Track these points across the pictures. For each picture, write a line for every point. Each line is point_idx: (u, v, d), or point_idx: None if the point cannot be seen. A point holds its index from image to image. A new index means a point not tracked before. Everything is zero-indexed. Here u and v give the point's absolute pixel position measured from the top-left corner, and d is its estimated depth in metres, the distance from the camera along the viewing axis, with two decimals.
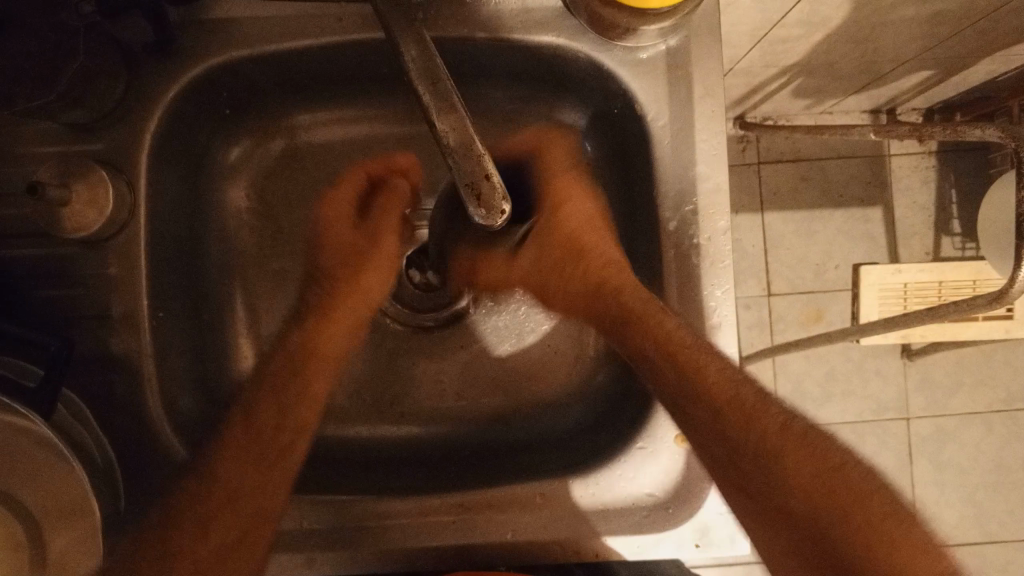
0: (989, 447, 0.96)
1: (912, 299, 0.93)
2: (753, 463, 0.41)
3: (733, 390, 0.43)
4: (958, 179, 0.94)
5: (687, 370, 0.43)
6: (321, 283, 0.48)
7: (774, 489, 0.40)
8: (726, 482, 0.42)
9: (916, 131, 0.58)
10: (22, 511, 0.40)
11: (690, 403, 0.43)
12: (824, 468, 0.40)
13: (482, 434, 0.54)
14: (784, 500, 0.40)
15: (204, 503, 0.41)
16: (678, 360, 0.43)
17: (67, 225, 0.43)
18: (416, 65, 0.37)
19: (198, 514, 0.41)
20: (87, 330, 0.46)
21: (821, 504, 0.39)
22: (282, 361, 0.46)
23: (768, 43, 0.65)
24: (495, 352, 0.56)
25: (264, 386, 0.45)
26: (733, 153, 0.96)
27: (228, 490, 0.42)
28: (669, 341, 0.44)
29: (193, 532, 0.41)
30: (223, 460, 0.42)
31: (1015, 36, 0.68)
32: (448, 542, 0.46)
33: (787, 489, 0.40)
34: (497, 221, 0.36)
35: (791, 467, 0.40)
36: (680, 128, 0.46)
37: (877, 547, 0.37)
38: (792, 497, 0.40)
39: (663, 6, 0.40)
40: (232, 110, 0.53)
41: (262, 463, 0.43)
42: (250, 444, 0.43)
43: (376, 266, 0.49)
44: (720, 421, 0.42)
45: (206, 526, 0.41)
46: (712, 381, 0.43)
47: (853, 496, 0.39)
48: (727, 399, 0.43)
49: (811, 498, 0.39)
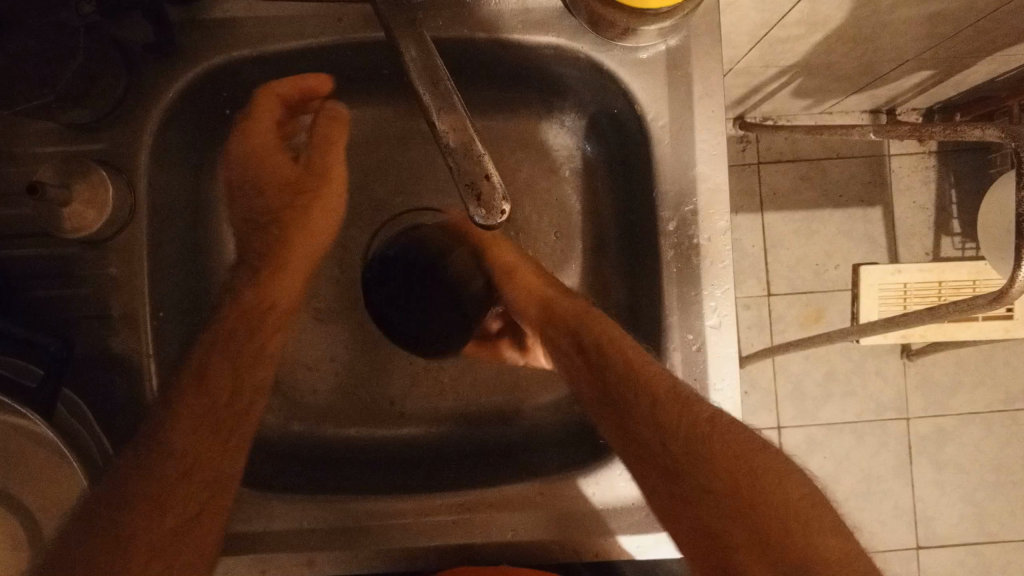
0: (989, 447, 0.96)
1: (912, 299, 0.93)
2: (683, 450, 0.42)
3: (674, 387, 0.43)
4: (958, 179, 0.95)
5: (629, 370, 0.44)
6: (267, 229, 0.50)
7: (698, 469, 0.41)
8: (661, 477, 0.42)
9: (916, 131, 0.58)
10: (22, 511, 0.41)
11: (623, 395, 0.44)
12: (747, 452, 0.42)
13: (481, 434, 0.54)
14: (708, 482, 0.41)
15: (161, 478, 0.42)
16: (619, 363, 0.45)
17: (67, 225, 0.43)
18: (416, 65, 0.37)
19: (160, 497, 0.42)
20: (87, 330, 0.46)
21: (743, 483, 0.40)
22: (233, 324, 0.47)
23: (768, 43, 0.65)
24: (496, 352, 0.56)
25: (215, 349, 0.46)
26: (733, 153, 0.96)
27: (184, 464, 0.43)
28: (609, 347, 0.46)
29: (150, 508, 0.41)
30: (180, 428, 0.43)
31: (1015, 36, 0.68)
32: (448, 541, 0.46)
33: (712, 473, 0.41)
34: (498, 220, 0.35)
35: (716, 451, 0.41)
36: (680, 128, 0.46)
37: (795, 523, 0.39)
38: (714, 479, 0.41)
39: (663, 7, 0.40)
40: (233, 111, 0.53)
41: (222, 427, 0.45)
42: (203, 413, 0.44)
43: (323, 207, 0.51)
44: (657, 410, 0.43)
45: (162, 501, 0.42)
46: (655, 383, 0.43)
47: (768, 478, 0.41)
48: (666, 390, 0.43)
49: (733, 479, 0.40)
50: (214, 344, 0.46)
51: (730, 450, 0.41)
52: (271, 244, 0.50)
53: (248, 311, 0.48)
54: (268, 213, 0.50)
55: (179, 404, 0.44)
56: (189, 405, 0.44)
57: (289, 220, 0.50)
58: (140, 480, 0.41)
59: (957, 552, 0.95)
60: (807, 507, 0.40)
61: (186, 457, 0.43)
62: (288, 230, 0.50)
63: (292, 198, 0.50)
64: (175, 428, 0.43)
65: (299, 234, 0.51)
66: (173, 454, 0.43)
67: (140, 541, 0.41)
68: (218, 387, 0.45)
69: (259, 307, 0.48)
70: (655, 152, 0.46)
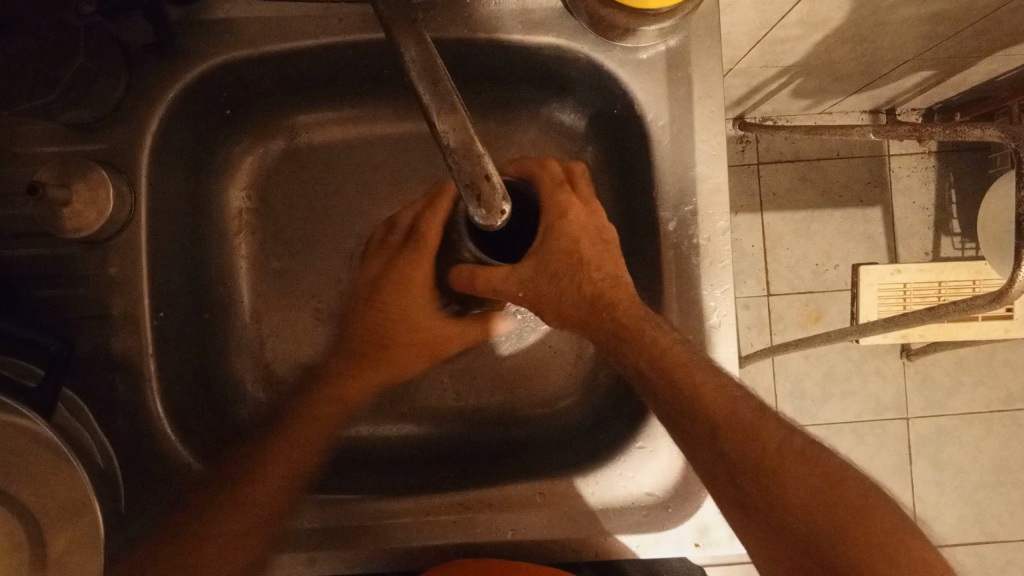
0: (988, 447, 0.96)
1: (912, 299, 0.93)
2: (753, 483, 0.39)
3: (740, 413, 0.40)
4: (958, 179, 0.95)
5: (689, 390, 0.41)
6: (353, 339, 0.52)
7: (773, 504, 0.38)
8: (730, 508, 0.40)
9: (916, 131, 0.58)
10: (22, 513, 0.40)
11: (685, 413, 0.41)
12: (830, 483, 0.38)
13: (482, 434, 0.55)
14: (780, 514, 0.38)
15: (245, 516, 0.44)
16: (676, 379, 0.41)
17: (68, 224, 0.43)
18: (416, 65, 0.36)
19: (238, 527, 0.44)
20: (87, 330, 0.46)
21: (819, 516, 0.37)
22: (301, 407, 0.50)
23: (768, 43, 0.65)
24: (496, 351, 0.56)
25: (284, 435, 0.48)
26: (732, 153, 0.96)
27: (269, 508, 0.45)
28: (660, 352, 0.42)
29: (226, 541, 0.43)
30: (263, 481, 0.45)
31: (1014, 36, 0.68)
32: (448, 541, 0.46)
33: (784, 504, 0.38)
34: (496, 221, 0.36)
35: (789, 484, 0.38)
36: (680, 128, 0.46)
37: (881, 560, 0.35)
38: (788, 512, 0.37)
39: (663, 6, 0.40)
40: (232, 110, 0.53)
41: (295, 489, 0.46)
42: (297, 463, 0.47)
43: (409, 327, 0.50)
44: (718, 439, 0.40)
45: (240, 542, 0.43)
46: (707, 398, 0.40)
47: (847, 515, 0.36)
48: (726, 416, 0.40)
49: (815, 521, 0.37)
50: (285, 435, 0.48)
51: (809, 487, 0.38)
52: (361, 351, 0.52)
53: (337, 400, 0.51)
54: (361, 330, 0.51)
55: (270, 463, 0.46)
56: (283, 454, 0.47)
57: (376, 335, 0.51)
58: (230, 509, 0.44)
59: (956, 552, 0.96)
60: (892, 538, 0.36)
61: (263, 505, 0.44)
62: (375, 338, 0.51)
63: (384, 323, 0.50)
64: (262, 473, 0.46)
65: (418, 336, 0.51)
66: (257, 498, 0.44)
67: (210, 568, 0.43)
68: (305, 453, 0.48)
69: (341, 401, 0.51)
70: (654, 152, 0.47)
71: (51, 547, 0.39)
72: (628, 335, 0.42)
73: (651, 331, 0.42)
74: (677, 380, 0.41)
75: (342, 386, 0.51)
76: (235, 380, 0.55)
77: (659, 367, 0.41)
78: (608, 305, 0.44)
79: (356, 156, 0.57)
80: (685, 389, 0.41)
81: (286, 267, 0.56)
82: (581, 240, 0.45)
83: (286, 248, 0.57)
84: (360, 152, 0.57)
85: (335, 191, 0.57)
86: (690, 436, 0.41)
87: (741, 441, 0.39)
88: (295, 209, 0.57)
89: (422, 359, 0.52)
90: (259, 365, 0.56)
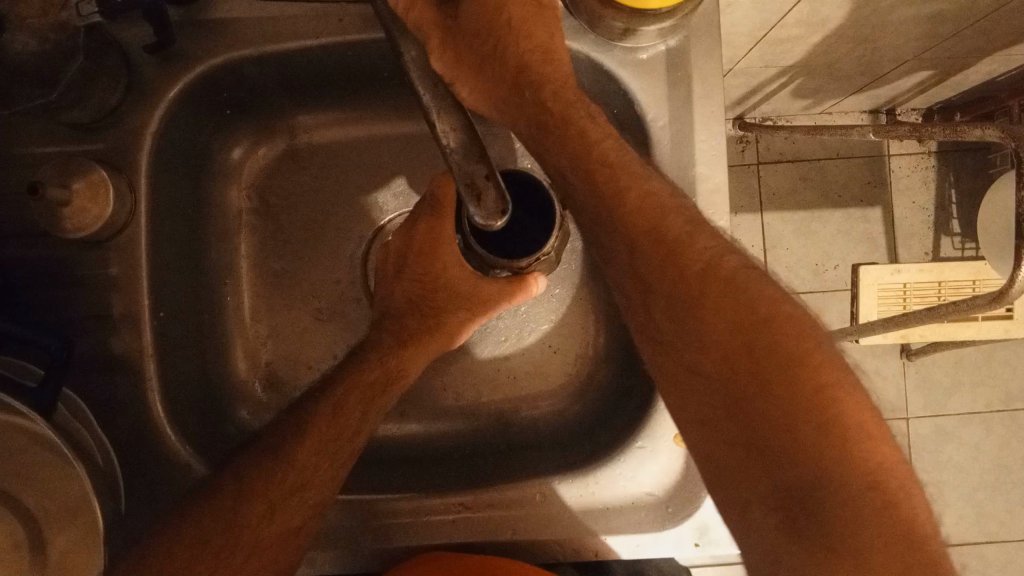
0: (989, 447, 0.96)
1: (912, 299, 0.93)
2: (724, 363, 0.37)
3: (786, 344, 0.36)
4: (958, 179, 0.95)
5: (682, 298, 0.39)
6: (390, 319, 0.50)
7: (730, 383, 0.37)
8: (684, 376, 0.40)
9: (916, 131, 0.58)
10: (21, 511, 0.40)
11: (682, 343, 0.40)
12: (816, 373, 0.35)
13: (481, 436, 0.55)
14: (737, 398, 0.36)
15: (280, 484, 0.43)
16: (670, 284, 0.40)
17: (67, 225, 0.43)
18: (416, 65, 0.37)
19: (266, 496, 0.42)
20: (87, 330, 0.46)
21: (779, 404, 0.35)
22: (313, 407, 0.46)
23: (768, 43, 0.65)
24: (495, 353, 0.56)
25: (297, 432, 0.44)
26: (733, 153, 0.96)
27: (301, 478, 0.43)
28: (671, 269, 0.40)
29: (262, 512, 0.42)
30: (302, 448, 0.44)
31: (1014, 36, 0.68)
32: (449, 539, 0.46)
33: (743, 385, 0.36)
34: (495, 223, 0.36)
35: (761, 368, 0.36)
36: (680, 128, 0.46)
37: (827, 459, 0.34)
38: (750, 397, 0.36)
39: (662, 6, 0.41)
40: (232, 110, 0.54)
41: (337, 461, 0.45)
42: (331, 440, 0.45)
43: (455, 304, 0.50)
44: (695, 303, 0.39)
45: (272, 511, 0.42)
46: (707, 321, 0.38)
47: (816, 403, 0.35)
48: (711, 281, 0.39)
49: (772, 406, 0.35)
50: (300, 432, 0.44)
51: (777, 371, 0.36)
52: (410, 318, 0.50)
53: (388, 373, 0.48)
54: (392, 306, 0.51)
55: (309, 432, 0.44)
56: (319, 430, 0.45)
57: (420, 319, 0.50)
58: (262, 479, 0.43)
59: (956, 552, 0.96)
60: (856, 439, 0.34)
61: (302, 472, 0.43)
62: (422, 323, 0.50)
63: (418, 303, 0.50)
64: (299, 444, 0.44)
65: (460, 299, 0.50)
66: (292, 469, 0.43)
67: (248, 534, 0.42)
68: (348, 421, 0.46)
69: (393, 371, 0.48)
70: (655, 152, 0.47)
71: (51, 547, 0.39)
72: (643, 240, 0.41)
73: (657, 223, 0.41)
74: (658, 275, 0.40)
75: (391, 359, 0.48)
76: (235, 380, 0.55)
77: (669, 266, 0.40)
78: (659, 233, 0.41)
79: (355, 156, 0.57)
80: (684, 317, 0.39)
81: (287, 267, 0.56)
82: (535, 33, 0.45)
83: (286, 248, 0.56)
84: (360, 151, 0.57)
85: (334, 191, 0.57)
86: (673, 363, 0.40)
87: (804, 386, 0.35)
88: (294, 208, 0.57)
89: (470, 320, 0.50)
90: (260, 365, 0.56)
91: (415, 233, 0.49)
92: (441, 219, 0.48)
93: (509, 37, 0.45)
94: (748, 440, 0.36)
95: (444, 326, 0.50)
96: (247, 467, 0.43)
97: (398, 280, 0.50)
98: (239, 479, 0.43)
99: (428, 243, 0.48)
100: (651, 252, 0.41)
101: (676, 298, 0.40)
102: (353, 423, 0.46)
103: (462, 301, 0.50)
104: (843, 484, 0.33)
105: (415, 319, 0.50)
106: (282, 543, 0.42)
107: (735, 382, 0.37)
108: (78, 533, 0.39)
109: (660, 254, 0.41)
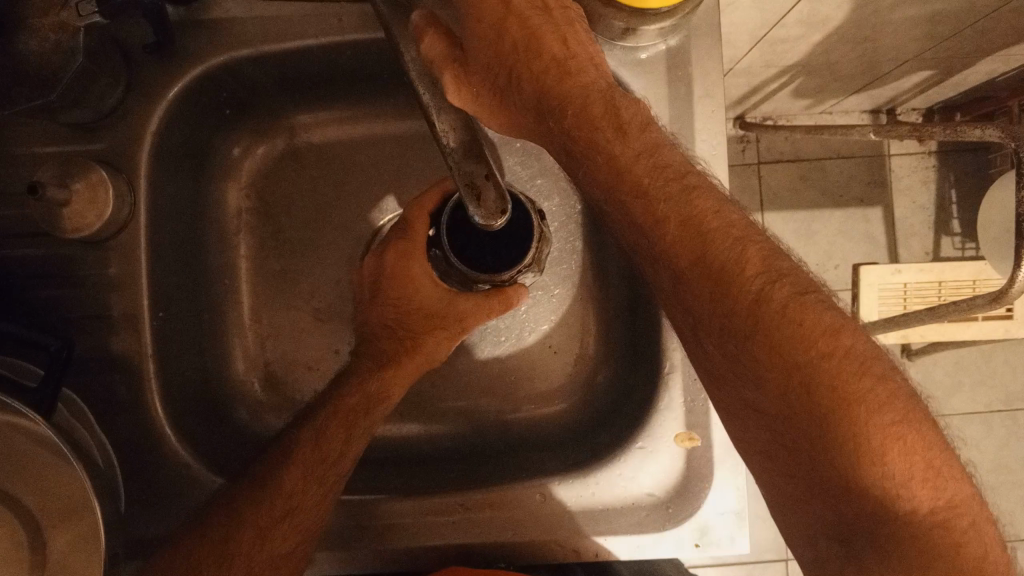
0: (989, 446, 0.96)
1: (913, 299, 0.92)
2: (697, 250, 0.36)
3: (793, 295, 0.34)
4: (958, 178, 0.94)
5: (790, 385, 0.33)
6: (369, 342, 0.49)
7: (726, 276, 0.35)
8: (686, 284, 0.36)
9: (916, 131, 0.57)
10: (21, 512, 0.39)
11: (799, 410, 0.33)
12: (776, 274, 0.35)
13: (482, 434, 0.55)
14: (725, 301, 0.35)
15: (269, 511, 0.43)
16: (772, 367, 0.33)
17: (66, 225, 0.42)
18: (416, 67, 0.38)
19: (258, 522, 0.42)
20: (86, 330, 0.46)
21: (756, 315, 0.34)
22: (297, 434, 0.46)
23: (768, 43, 0.65)
24: (494, 354, 0.56)
25: (283, 460, 0.44)
26: (733, 153, 0.96)
27: (289, 503, 0.43)
28: (773, 364, 0.33)
29: (252, 538, 0.42)
30: (288, 473, 0.44)
31: (1015, 36, 0.68)
32: (449, 541, 0.46)
33: (723, 296, 0.35)
34: (495, 222, 0.36)
35: (721, 255, 0.35)
36: (680, 128, 0.46)
37: (811, 355, 0.33)
38: (726, 299, 0.35)
39: (661, 6, 0.40)
40: (232, 110, 0.54)
41: (326, 483, 0.44)
42: (317, 466, 0.44)
43: (434, 333, 0.49)
44: (630, 168, 0.38)
45: (264, 535, 0.43)
46: (750, 292, 0.34)
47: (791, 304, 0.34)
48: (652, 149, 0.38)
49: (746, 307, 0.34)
50: (289, 458, 0.44)
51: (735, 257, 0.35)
52: (386, 341, 0.49)
53: (369, 397, 0.47)
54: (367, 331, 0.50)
55: (294, 458, 0.44)
56: (304, 454, 0.44)
57: (400, 344, 0.49)
58: (253, 507, 0.43)
59: None
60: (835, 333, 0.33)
61: (290, 496, 0.43)
62: (399, 344, 0.49)
63: (392, 330, 0.49)
64: (286, 470, 0.44)
65: (435, 321, 0.49)
66: (280, 492, 0.43)
67: (241, 561, 0.42)
68: (332, 446, 0.45)
69: (376, 395, 0.48)
70: None
71: (51, 547, 0.38)
72: (579, 128, 0.39)
73: (732, 242, 0.36)
74: (718, 293, 0.35)
75: (371, 384, 0.47)
76: (235, 379, 0.55)
77: (742, 301, 0.34)
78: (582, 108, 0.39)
79: (355, 155, 0.57)
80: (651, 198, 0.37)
81: (286, 267, 0.56)
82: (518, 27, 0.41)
83: (285, 248, 0.57)
84: (360, 151, 0.57)
85: (334, 191, 0.57)
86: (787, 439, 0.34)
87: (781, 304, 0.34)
88: (293, 208, 0.57)
89: (448, 339, 0.49)
90: (259, 366, 0.56)
91: (386, 259, 0.48)
92: (412, 245, 0.47)
93: (530, 63, 0.41)
94: (744, 343, 0.34)
95: (421, 347, 0.49)
96: (237, 496, 0.43)
97: (374, 305, 0.49)
98: (233, 509, 0.42)
99: (399, 268, 0.48)
100: (572, 119, 0.39)
101: (775, 345, 0.33)
102: (337, 447, 0.45)
103: (436, 322, 0.49)
104: (831, 378, 0.32)
105: (396, 345, 0.49)
106: (272, 566, 0.42)
107: (725, 297, 0.35)
108: (81, 533, 0.39)
109: (734, 299, 0.35)
